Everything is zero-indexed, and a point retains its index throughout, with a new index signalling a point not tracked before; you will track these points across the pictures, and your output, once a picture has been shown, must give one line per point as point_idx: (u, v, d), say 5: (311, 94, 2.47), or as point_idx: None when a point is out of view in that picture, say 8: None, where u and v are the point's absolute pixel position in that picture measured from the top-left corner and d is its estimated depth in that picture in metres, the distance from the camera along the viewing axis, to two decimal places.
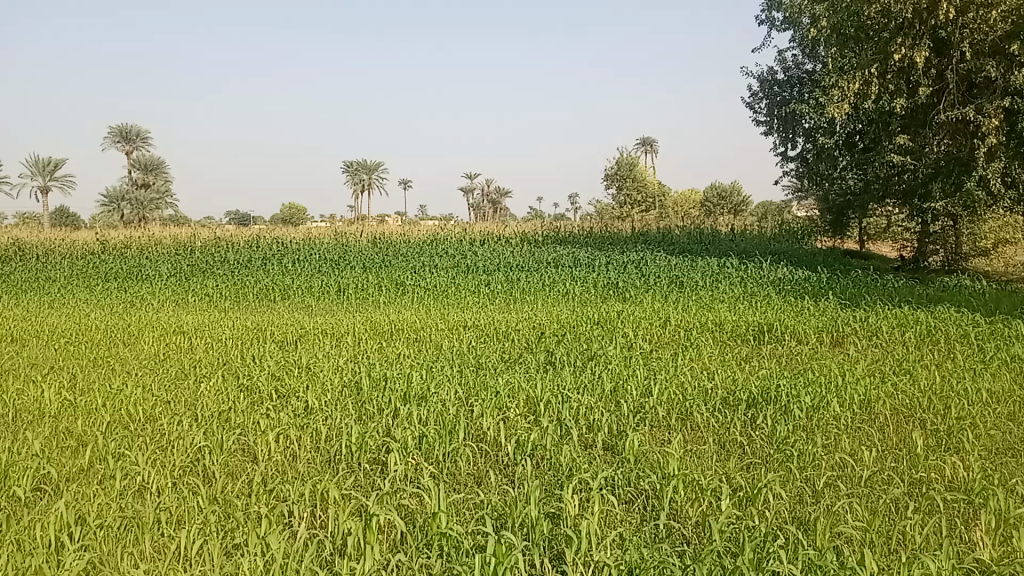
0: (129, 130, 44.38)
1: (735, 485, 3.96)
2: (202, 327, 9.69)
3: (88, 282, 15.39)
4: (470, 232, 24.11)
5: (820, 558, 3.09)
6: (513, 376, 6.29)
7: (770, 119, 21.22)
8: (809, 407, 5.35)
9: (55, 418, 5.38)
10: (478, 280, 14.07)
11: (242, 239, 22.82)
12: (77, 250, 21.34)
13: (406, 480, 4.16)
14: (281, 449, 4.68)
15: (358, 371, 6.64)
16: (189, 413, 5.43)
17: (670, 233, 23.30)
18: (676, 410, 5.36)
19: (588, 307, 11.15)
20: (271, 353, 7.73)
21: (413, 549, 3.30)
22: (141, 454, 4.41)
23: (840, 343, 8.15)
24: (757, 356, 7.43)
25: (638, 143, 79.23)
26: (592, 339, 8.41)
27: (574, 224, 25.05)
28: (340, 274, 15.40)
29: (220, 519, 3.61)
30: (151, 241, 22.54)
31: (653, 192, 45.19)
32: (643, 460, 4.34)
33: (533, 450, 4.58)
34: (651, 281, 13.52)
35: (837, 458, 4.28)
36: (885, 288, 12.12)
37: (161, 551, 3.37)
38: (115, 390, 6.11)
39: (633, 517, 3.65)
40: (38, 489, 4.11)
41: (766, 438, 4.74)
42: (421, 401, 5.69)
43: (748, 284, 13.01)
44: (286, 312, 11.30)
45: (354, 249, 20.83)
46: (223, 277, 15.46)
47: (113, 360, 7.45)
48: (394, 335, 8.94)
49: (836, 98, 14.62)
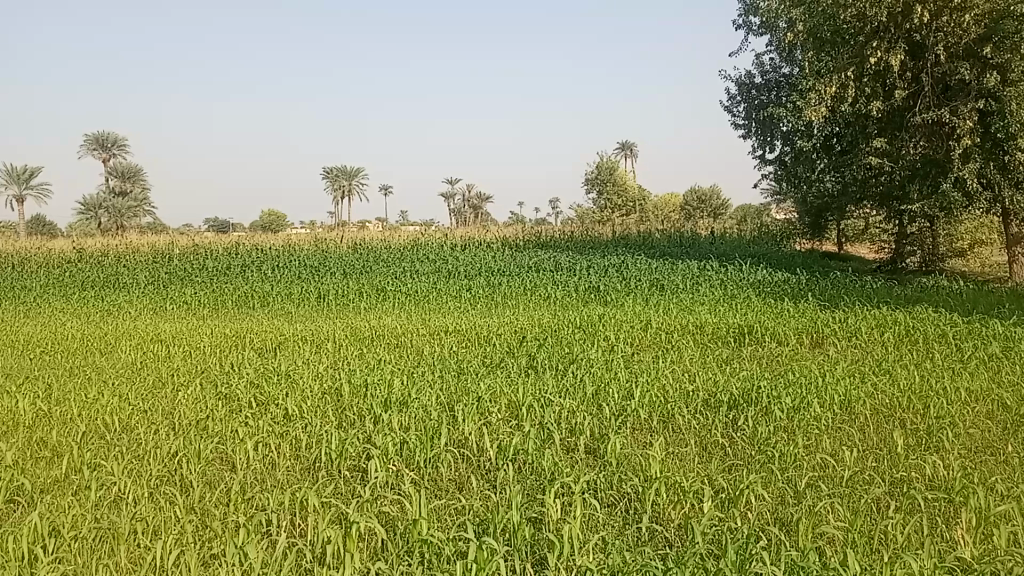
0: (105, 137, 44.06)
1: (718, 487, 3.95)
2: (181, 335, 9.60)
3: (64, 292, 15.20)
4: (450, 238, 24.06)
5: (803, 560, 3.07)
6: (495, 381, 6.28)
7: (747, 123, 21.35)
8: (790, 407, 5.38)
9: (31, 428, 5.31)
10: (459, 285, 14.06)
11: (222, 246, 22.67)
12: (54, 260, 21.14)
13: (386, 487, 4.11)
14: (260, 457, 4.63)
15: (339, 378, 6.60)
16: (166, 422, 5.37)
17: (651, 236, 23.37)
18: (658, 413, 5.36)
19: (570, 311, 11.14)
20: (250, 360, 7.66)
21: (394, 557, 3.24)
22: (118, 464, 4.36)
23: (819, 344, 8.20)
24: (737, 357, 7.47)
25: (618, 147, 79.83)
26: (574, 342, 8.41)
27: (555, 228, 25.06)
28: (321, 280, 15.36)
29: (197, 529, 3.56)
30: (129, 248, 22.34)
31: (634, 195, 45.35)
32: (626, 462, 4.33)
33: (516, 454, 4.55)
34: (632, 284, 13.55)
35: (819, 458, 4.28)
36: (864, 289, 12.20)
37: (138, 561, 3.31)
38: (91, 399, 6.03)
39: (615, 520, 3.62)
40: (11, 501, 4.04)
41: (748, 439, 4.74)
42: (403, 407, 5.65)
43: (729, 286, 13.06)
44: (266, 320, 11.23)
45: (333, 255, 20.72)
46: (202, 285, 15.36)
47: (90, 368, 7.38)
48: (374, 342, 8.90)
49: (813, 101, 14.78)
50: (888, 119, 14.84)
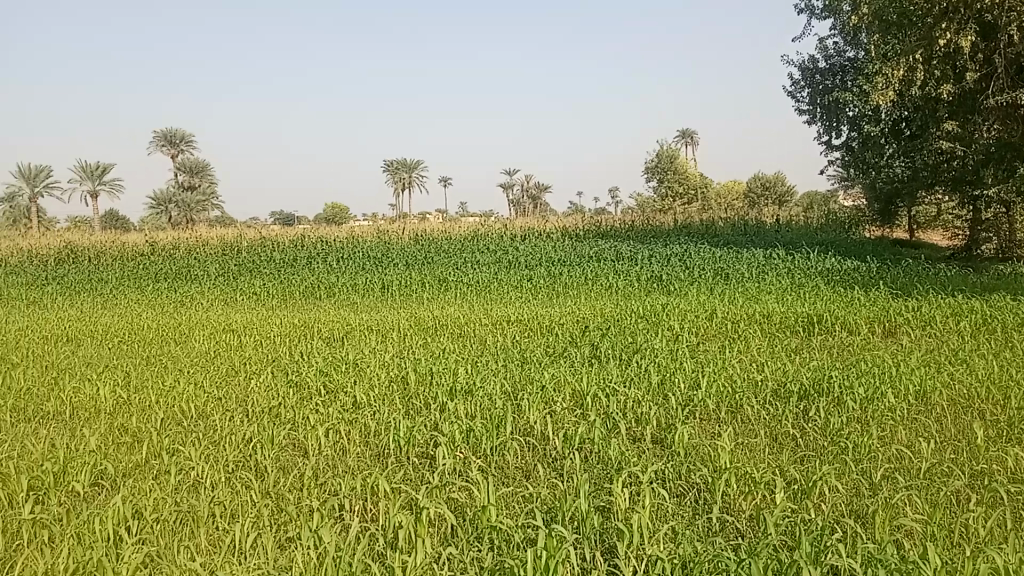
0: (174, 134, 45.28)
1: (790, 478, 3.90)
2: (251, 325, 9.84)
3: (139, 283, 15.70)
4: (511, 228, 24.09)
5: (880, 552, 3.01)
6: (559, 370, 6.29)
7: (812, 108, 20.85)
8: (863, 398, 5.26)
9: (111, 415, 5.50)
10: (521, 275, 14.08)
11: (288, 238, 23.13)
12: (128, 253, 21.87)
13: (454, 474, 4.16)
14: (331, 443, 4.73)
15: (405, 367, 6.69)
16: (240, 409, 5.52)
17: (714, 224, 23.04)
18: (726, 403, 5.29)
19: (632, 301, 11.07)
20: (318, 349, 7.81)
21: (464, 542, 3.28)
22: (195, 449, 4.50)
23: (892, 333, 8.00)
24: (807, 347, 7.33)
25: (679, 135, 78.88)
26: (638, 332, 8.35)
27: (616, 217, 24.90)
28: (384, 271, 15.55)
29: (273, 513, 3.66)
30: (199, 241, 22.96)
31: (696, 183, 44.72)
32: (694, 452, 4.30)
33: (582, 443, 4.56)
34: (696, 273, 13.39)
35: (894, 450, 4.19)
36: (937, 277, 11.82)
37: (217, 543, 3.41)
38: (168, 387, 6.24)
39: (685, 511, 3.59)
40: (96, 484, 4.20)
41: (820, 430, 4.65)
42: (468, 395, 5.70)
43: (796, 275, 12.80)
44: (333, 310, 11.43)
45: (396, 246, 20.97)
46: (270, 276, 15.72)
47: (166, 358, 7.62)
48: (437, 331, 8.97)
49: (881, 85, 14.28)
50: (960, 101, 14.35)
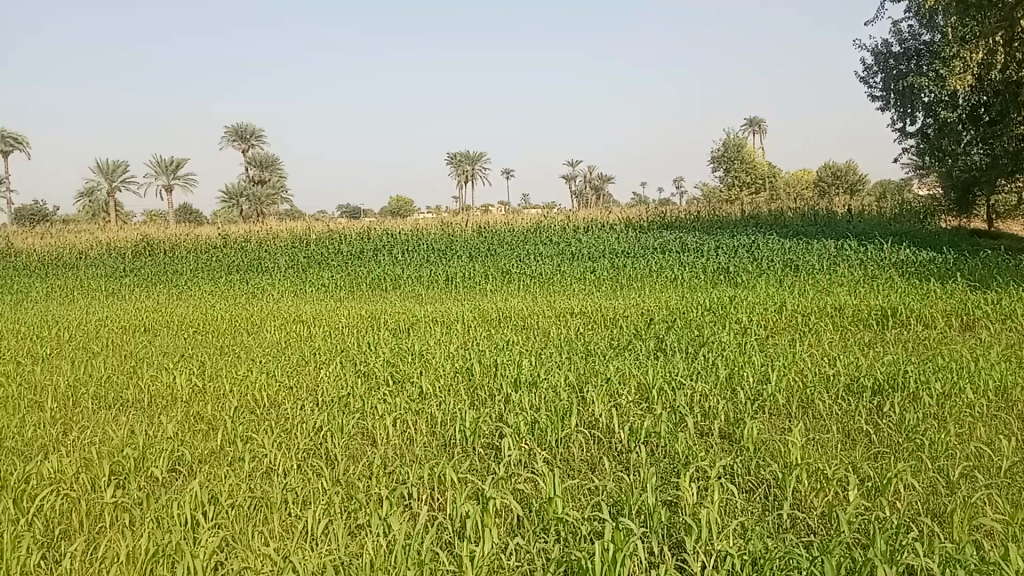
0: (245, 129, 46.36)
1: (863, 475, 3.81)
2: (319, 316, 10.03)
3: (212, 275, 16.14)
4: (574, 220, 24.01)
5: (958, 552, 2.92)
6: (624, 363, 6.25)
7: (886, 94, 20.22)
8: (940, 394, 5.10)
9: (187, 403, 5.68)
10: (584, 267, 14.03)
11: (354, 231, 23.49)
12: (201, 245, 22.51)
13: (520, 465, 4.18)
14: (398, 433, 4.80)
15: (470, 358, 6.74)
16: (311, 398, 5.64)
17: (782, 215, 22.57)
18: (796, 398, 5.19)
19: (698, 293, 10.93)
20: (385, 340, 7.92)
21: (531, 533, 3.30)
22: (268, 437, 4.62)
23: (970, 327, 7.72)
24: (880, 341, 7.13)
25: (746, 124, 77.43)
26: (705, 325, 8.25)
27: (681, 208, 24.59)
28: (448, 263, 15.68)
29: (343, 500, 3.74)
30: (268, 234, 23.48)
31: (763, 172, 43.86)
32: (763, 447, 4.23)
33: (648, 437, 4.53)
34: (763, 265, 13.14)
35: (974, 448, 4.05)
36: (1018, 269, 11.37)
37: (289, 529, 3.50)
38: (241, 376, 6.41)
39: (754, 507, 3.54)
40: (174, 470, 4.35)
41: (895, 426, 4.53)
42: (532, 387, 5.72)
43: (868, 267, 12.47)
44: (398, 302, 11.58)
45: (459, 238, 21.11)
46: (336, 269, 16.00)
47: (239, 348, 7.83)
48: (501, 323, 9.01)
49: (958, 69, 13.75)
50: None
